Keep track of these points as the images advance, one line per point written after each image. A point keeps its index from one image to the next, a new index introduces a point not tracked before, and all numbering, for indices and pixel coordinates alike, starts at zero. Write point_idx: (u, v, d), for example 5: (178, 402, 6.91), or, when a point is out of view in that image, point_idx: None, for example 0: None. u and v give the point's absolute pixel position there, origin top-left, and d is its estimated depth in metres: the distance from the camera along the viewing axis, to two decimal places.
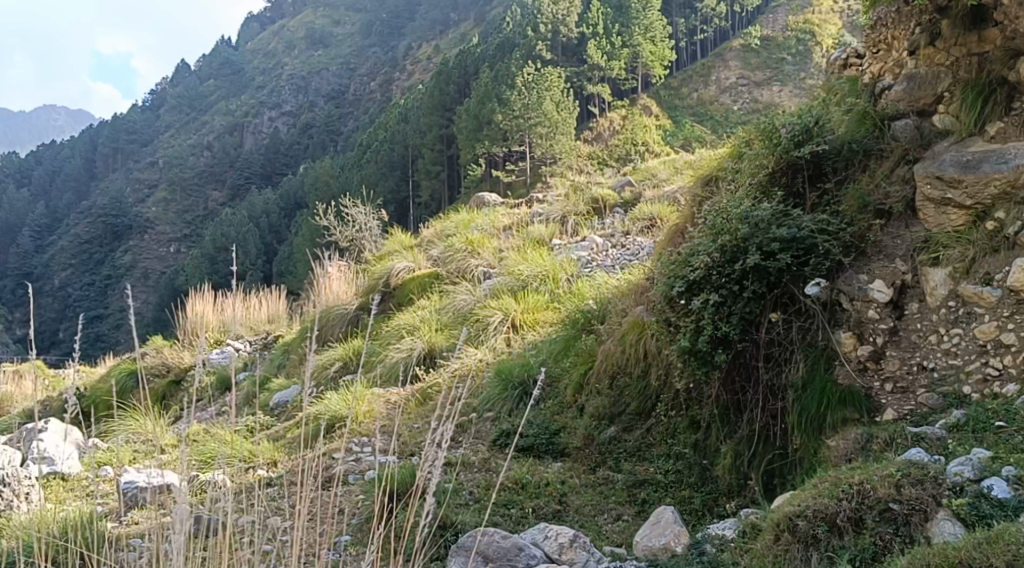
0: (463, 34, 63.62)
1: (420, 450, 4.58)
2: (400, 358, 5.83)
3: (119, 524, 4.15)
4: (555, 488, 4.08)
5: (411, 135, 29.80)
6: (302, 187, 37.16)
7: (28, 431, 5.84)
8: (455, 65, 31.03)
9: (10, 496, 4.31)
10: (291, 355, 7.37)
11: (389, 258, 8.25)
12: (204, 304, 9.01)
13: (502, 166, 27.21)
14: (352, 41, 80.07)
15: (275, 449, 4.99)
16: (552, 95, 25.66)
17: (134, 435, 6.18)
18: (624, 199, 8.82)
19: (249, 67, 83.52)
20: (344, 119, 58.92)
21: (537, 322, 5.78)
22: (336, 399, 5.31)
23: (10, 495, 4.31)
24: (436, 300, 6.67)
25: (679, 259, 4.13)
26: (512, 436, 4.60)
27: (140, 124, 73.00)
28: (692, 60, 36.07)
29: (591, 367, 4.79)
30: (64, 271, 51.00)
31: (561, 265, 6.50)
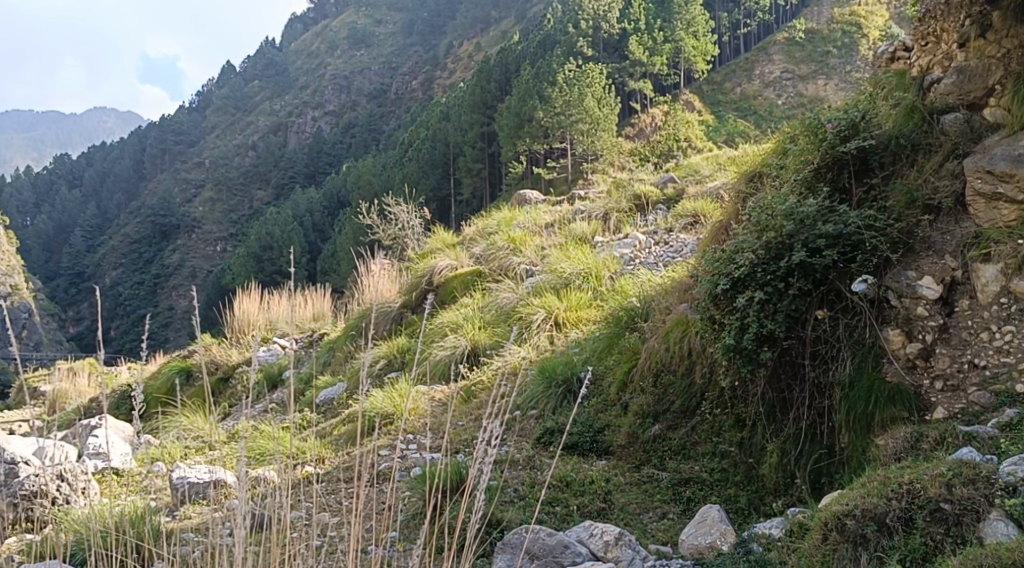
0: (504, 31, 63.68)
1: (466, 447, 4.65)
2: (445, 357, 5.88)
3: (172, 519, 4.25)
4: (599, 486, 4.10)
5: (453, 133, 29.97)
6: (344, 185, 37.58)
7: (85, 427, 6.05)
8: (496, 62, 31.15)
9: (70, 491, 4.47)
10: (336, 353, 7.46)
11: (430, 257, 8.28)
12: (251, 303, 9.17)
13: (543, 164, 27.28)
14: (394, 40, 80.49)
15: (324, 445, 5.10)
16: (593, 92, 25.57)
17: (185, 431, 6.33)
18: (666, 195, 8.77)
19: (293, 68, 84.70)
20: (387, 119, 59.48)
21: (581, 320, 5.78)
22: (381, 396, 5.38)
23: (71, 490, 4.48)
24: (479, 299, 6.71)
25: (723, 256, 4.10)
26: (557, 434, 4.62)
27: (186, 126, 74.54)
28: (734, 54, 35.80)
29: (634, 365, 4.80)
30: (115, 270, 52.54)
31: (603, 263, 6.49)
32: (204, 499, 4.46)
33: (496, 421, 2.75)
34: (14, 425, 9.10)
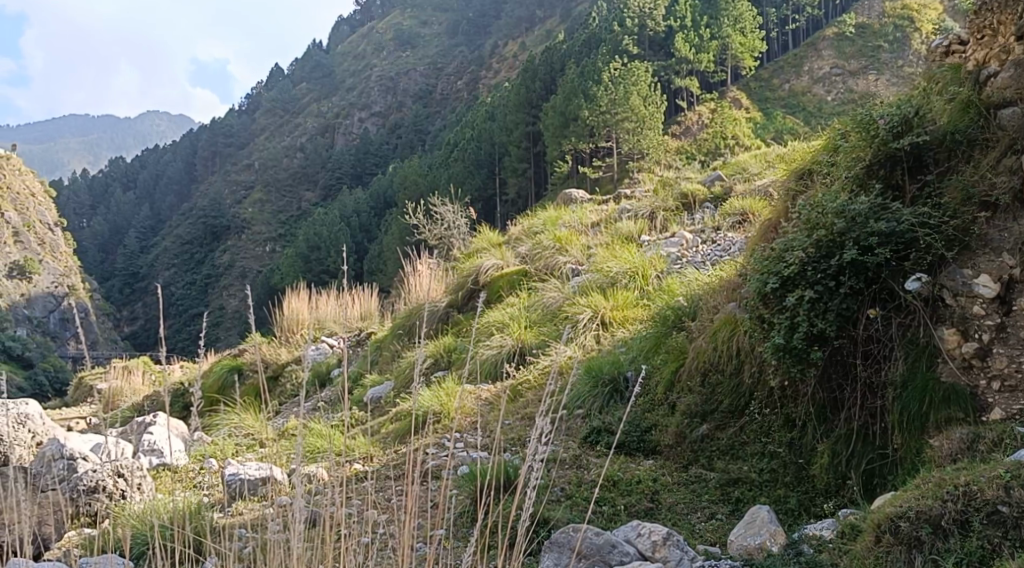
0: (549, 30, 63.58)
1: (513, 445, 4.68)
2: (492, 355, 5.91)
3: (225, 515, 4.32)
4: (646, 487, 4.10)
5: (497, 133, 30.05)
6: (390, 186, 37.88)
7: (141, 424, 6.23)
8: (541, 62, 31.23)
9: (125, 487, 4.60)
10: (384, 351, 7.54)
11: (476, 257, 8.32)
12: (300, 302, 9.30)
13: (588, 163, 27.19)
14: (439, 40, 80.93)
15: (373, 443, 5.18)
16: (639, 90, 25.43)
17: (236, 428, 6.47)
18: (713, 193, 8.68)
19: (340, 70, 85.72)
20: (432, 119, 59.87)
21: (628, 320, 5.77)
22: (429, 394, 5.42)
23: (126, 486, 4.61)
24: (526, 298, 6.73)
25: (772, 254, 4.05)
26: (604, 433, 4.62)
27: (237, 128, 76.00)
28: (782, 51, 35.35)
29: (682, 365, 4.78)
30: (168, 271, 53.82)
31: (650, 261, 6.47)
32: (256, 495, 4.53)
33: (544, 419, 2.72)
34: (72, 422, 9.37)
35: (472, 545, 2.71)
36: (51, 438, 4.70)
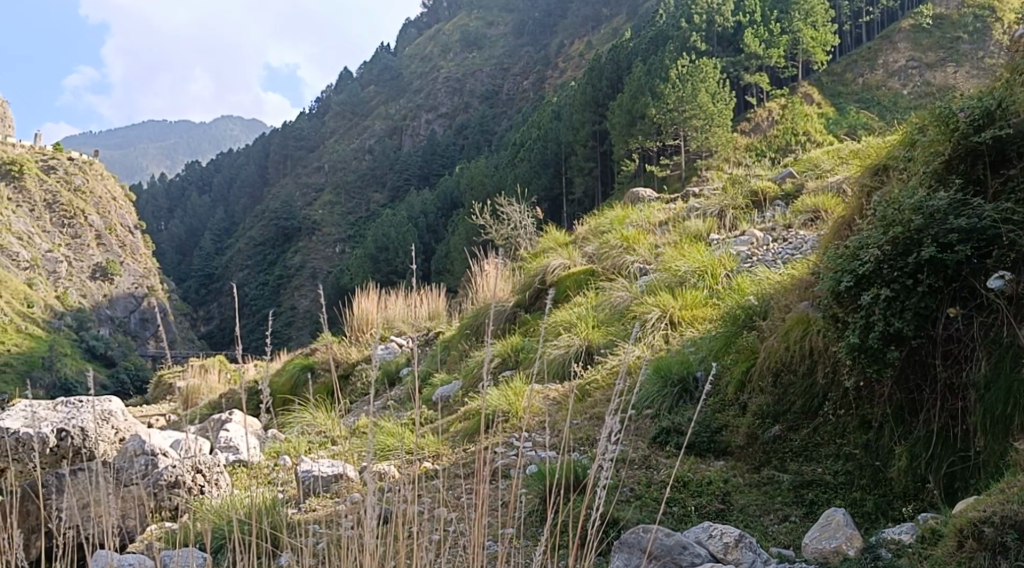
0: (615, 29, 63.24)
1: (580, 446, 4.66)
2: (559, 354, 5.92)
3: (299, 510, 4.42)
4: (717, 487, 4.07)
5: (564, 133, 30.02)
6: (457, 186, 38.18)
7: (217, 422, 6.44)
8: (608, 60, 31.21)
9: (201, 482, 4.76)
10: (452, 350, 7.62)
11: (543, 256, 8.32)
12: (369, 302, 9.47)
13: (655, 162, 27.01)
14: (505, 41, 81.20)
15: (441, 441, 5.24)
16: (708, 86, 25.40)
17: (308, 426, 6.61)
18: (784, 191, 8.54)
19: (407, 72, 86.78)
20: (498, 119, 60.20)
21: (697, 318, 5.72)
22: (497, 394, 5.45)
23: (202, 482, 4.77)
24: (593, 297, 6.72)
25: (847, 253, 3.96)
26: (674, 433, 4.58)
27: (307, 132, 77.68)
28: (856, 44, 34.50)
29: (753, 365, 4.73)
30: (242, 273, 55.40)
31: (719, 260, 6.41)
32: (328, 493, 4.61)
33: (614, 416, 2.64)
34: (152, 418, 9.74)
35: (546, 541, 2.71)
36: (134, 434, 4.91)
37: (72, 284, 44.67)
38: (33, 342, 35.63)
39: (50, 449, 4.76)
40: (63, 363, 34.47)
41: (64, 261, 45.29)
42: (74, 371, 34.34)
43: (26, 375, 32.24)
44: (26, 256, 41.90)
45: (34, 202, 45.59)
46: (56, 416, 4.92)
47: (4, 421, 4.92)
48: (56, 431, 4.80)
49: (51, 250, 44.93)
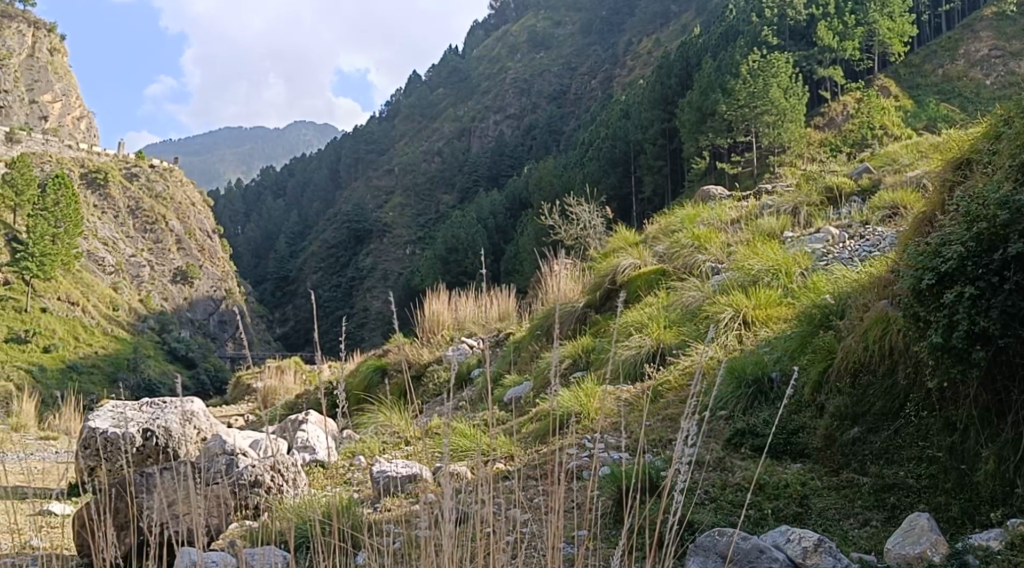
0: (684, 25, 62.52)
1: (651, 448, 4.65)
2: (630, 355, 5.90)
3: (375, 511, 4.49)
4: (796, 490, 4.01)
5: (633, 131, 29.87)
6: (526, 187, 38.41)
7: (295, 422, 6.61)
8: (677, 58, 31.24)
9: (279, 483, 4.88)
10: (523, 351, 7.65)
11: (613, 257, 8.29)
12: (440, 304, 9.57)
13: (726, 158, 26.84)
14: (572, 40, 81.11)
15: (512, 441, 5.27)
16: (780, 82, 24.62)
17: (382, 426, 6.73)
18: (861, 186, 8.36)
19: (475, 74, 87.53)
20: (566, 120, 60.28)
21: (772, 318, 5.63)
22: (568, 394, 5.46)
23: (279, 482, 4.89)
24: (664, 297, 6.67)
25: (927, 249, 3.83)
26: (748, 435, 4.53)
27: (378, 136, 79.08)
28: (936, 34, 33.46)
29: (830, 365, 4.63)
30: (316, 275, 56.88)
31: (794, 259, 6.31)
32: (404, 493, 4.66)
33: (693, 418, 2.58)
34: (232, 418, 10.07)
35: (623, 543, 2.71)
36: (215, 433, 5.09)
37: (154, 288, 46.45)
38: (119, 345, 37.22)
39: (136, 448, 4.97)
40: (147, 364, 35.84)
41: (147, 265, 47.15)
42: (157, 372, 35.63)
43: (113, 376, 33.66)
44: (111, 261, 43.97)
45: (119, 209, 47.54)
46: (141, 416, 5.15)
47: (95, 421, 5.17)
48: (142, 430, 5.02)
49: (135, 255, 46.86)
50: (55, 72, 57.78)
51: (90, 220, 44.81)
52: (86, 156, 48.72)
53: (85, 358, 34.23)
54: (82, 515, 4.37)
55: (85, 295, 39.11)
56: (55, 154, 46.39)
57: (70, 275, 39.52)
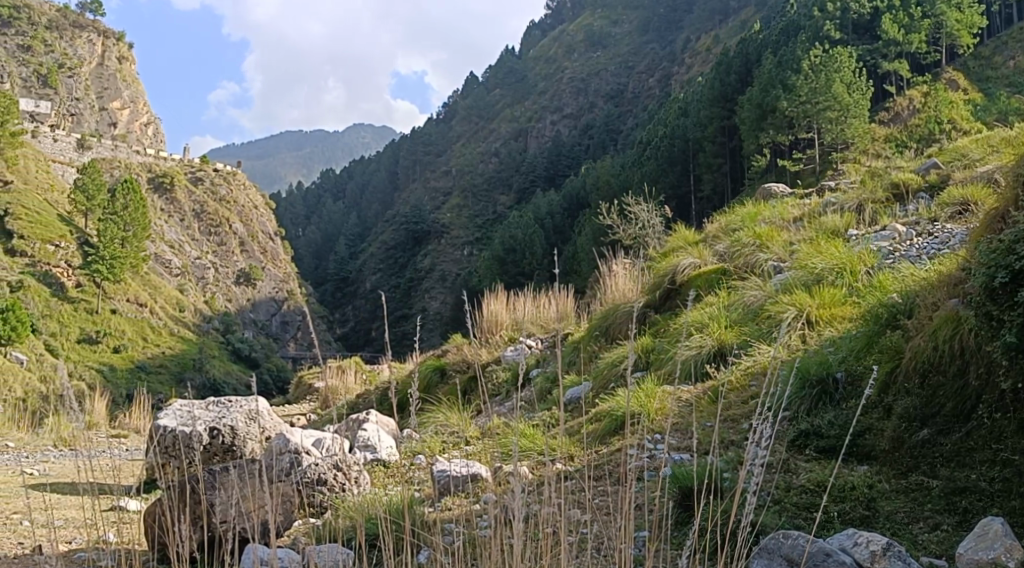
0: (744, 21, 61.66)
1: (712, 448, 4.63)
2: (690, 355, 5.83)
3: (434, 509, 4.53)
4: (861, 493, 3.93)
5: (691, 129, 29.53)
6: (584, 186, 38.37)
7: (355, 421, 6.72)
8: (737, 55, 30.92)
9: (342, 481, 4.96)
10: (581, 352, 7.63)
11: (672, 256, 8.23)
12: (498, 304, 9.59)
13: (787, 156, 26.56)
14: (630, 39, 80.67)
15: (572, 442, 5.27)
16: (843, 77, 23.95)
17: (440, 426, 6.81)
18: (928, 182, 8.14)
19: (531, 74, 87.67)
20: (624, 119, 60.04)
21: (836, 317, 5.54)
22: (628, 395, 5.45)
23: (342, 480, 4.98)
24: (725, 296, 6.58)
25: (999, 246, 3.72)
26: (812, 436, 4.48)
27: (436, 138, 79.83)
28: (1007, 24, 32.37)
29: (898, 365, 4.54)
30: (376, 275, 57.86)
31: (859, 257, 6.18)
32: (463, 492, 4.70)
33: (767, 418, 2.56)
34: (295, 417, 10.31)
35: (692, 538, 2.69)
36: (279, 431, 5.21)
37: (219, 290, 47.66)
38: (184, 345, 38.25)
39: (204, 447, 5.11)
40: (212, 364, 36.73)
41: (211, 267, 48.38)
42: (221, 372, 36.56)
43: (179, 375, 34.55)
44: (177, 264, 45.25)
45: (184, 212, 48.90)
46: (208, 415, 5.31)
47: (163, 419, 5.34)
48: (208, 429, 5.16)
49: (200, 257, 48.09)
50: (124, 80, 59.61)
51: (157, 223, 46.19)
52: (153, 161, 50.20)
53: (153, 358, 35.25)
54: (153, 510, 4.50)
55: (152, 297, 40.35)
56: (124, 160, 48.00)
57: (138, 277, 40.77)
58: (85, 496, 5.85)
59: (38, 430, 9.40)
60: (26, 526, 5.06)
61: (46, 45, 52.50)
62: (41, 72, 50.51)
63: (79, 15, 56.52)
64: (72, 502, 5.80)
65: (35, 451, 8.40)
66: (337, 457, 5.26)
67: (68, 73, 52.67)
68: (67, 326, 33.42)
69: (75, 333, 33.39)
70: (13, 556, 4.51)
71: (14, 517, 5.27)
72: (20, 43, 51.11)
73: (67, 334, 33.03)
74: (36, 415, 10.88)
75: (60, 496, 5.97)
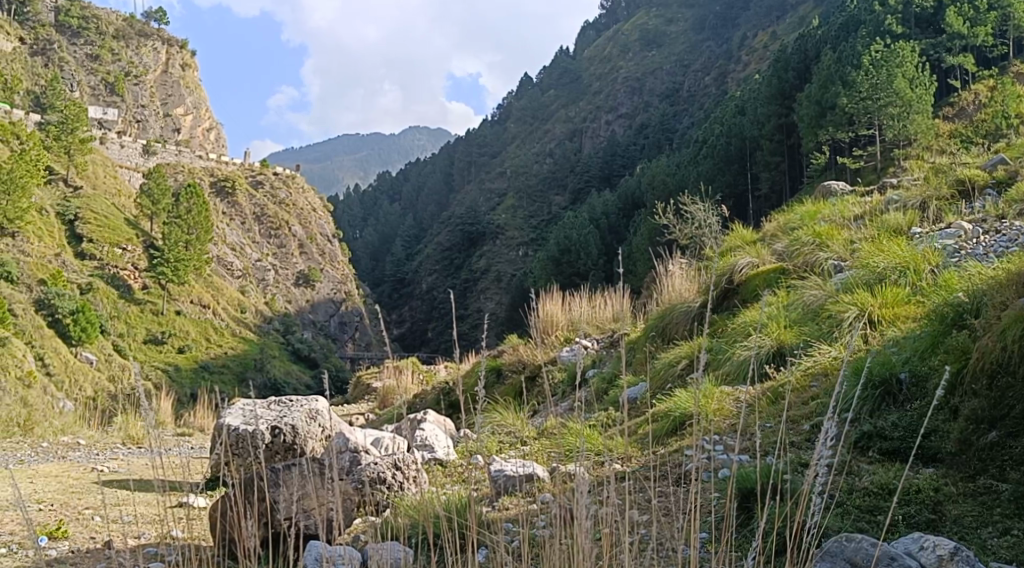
0: (803, 17, 60.69)
1: (772, 449, 4.60)
2: (748, 356, 5.77)
3: (492, 508, 4.58)
4: (928, 496, 3.87)
5: (749, 127, 29.15)
6: (639, 186, 38.18)
7: (412, 420, 6.80)
8: (795, 51, 30.47)
9: (401, 481, 5.04)
10: (638, 351, 7.61)
11: (731, 254, 8.15)
12: (554, 305, 9.60)
13: (847, 153, 26.09)
14: (685, 37, 79.98)
15: (629, 444, 5.27)
16: (905, 72, 23.31)
17: (496, 425, 6.86)
18: (996, 178, 7.93)
19: (586, 74, 87.44)
20: (680, 117, 59.61)
21: (900, 317, 5.43)
22: (686, 396, 5.43)
23: (402, 479, 5.05)
24: (783, 296, 6.50)
25: None
26: (876, 437, 4.43)
27: (491, 138, 80.26)
28: None
29: (964, 365, 4.41)
30: (431, 276, 58.42)
31: (923, 256, 6.06)
32: (521, 492, 4.74)
33: (832, 421, 2.56)
34: (355, 417, 10.53)
35: (757, 539, 2.67)
36: (338, 430, 5.33)
37: (278, 291, 48.66)
38: (246, 346, 39.16)
39: (266, 446, 5.24)
40: (272, 364, 37.56)
41: (271, 269, 49.45)
42: (281, 371, 37.39)
43: (241, 375, 35.35)
44: (238, 266, 46.49)
45: (245, 216, 50.00)
46: (270, 414, 5.45)
47: (227, 417, 5.50)
48: (270, 428, 5.29)
49: (260, 260, 49.19)
50: (187, 86, 61.16)
51: (219, 226, 47.45)
52: (216, 165, 51.44)
53: (216, 358, 36.12)
54: (220, 507, 4.62)
55: (215, 299, 41.42)
56: (188, 165, 49.39)
57: (202, 279, 41.88)
58: (153, 494, 6.05)
59: (108, 428, 9.72)
60: (98, 521, 5.26)
61: (114, 54, 54.18)
62: (109, 80, 52.26)
63: (145, 24, 58.24)
64: (140, 499, 5.99)
65: (107, 448, 8.72)
66: (396, 455, 5.33)
67: (135, 80, 54.29)
68: (134, 327, 34.47)
69: (141, 334, 34.47)
70: (86, 551, 4.69)
71: (86, 512, 5.47)
72: (89, 52, 52.88)
73: (134, 335, 34.12)
74: (106, 413, 11.22)
75: (129, 492, 6.18)
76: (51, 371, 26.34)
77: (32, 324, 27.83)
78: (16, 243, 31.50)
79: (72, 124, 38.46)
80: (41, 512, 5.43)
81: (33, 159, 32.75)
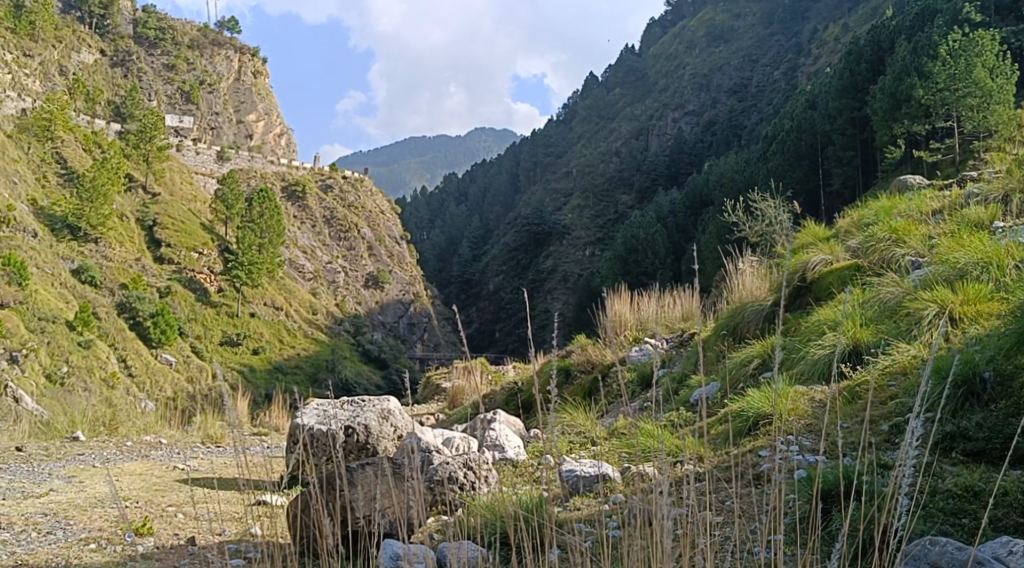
0: (876, 7, 58.90)
1: (849, 450, 4.53)
2: (823, 355, 5.68)
3: (565, 508, 4.61)
4: (1016, 499, 3.76)
5: (819, 121, 28.45)
6: (707, 183, 37.74)
7: (483, 421, 6.88)
8: (868, 43, 29.69)
9: (474, 480, 5.10)
10: (708, 350, 7.56)
11: (802, 251, 8.03)
12: (623, 305, 9.55)
13: (924, 146, 25.30)
14: (753, 31, 78.58)
15: (701, 444, 5.25)
16: (985, 60, 22.15)
17: (566, 425, 6.90)
18: None
19: (652, 71, 86.73)
20: (749, 113, 58.60)
21: (984, 314, 5.26)
22: (758, 395, 5.38)
23: (475, 478, 5.11)
24: (859, 294, 6.36)
25: None
26: (959, 438, 4.33)
27: (556, 137, 80.41)
28: None
29: None
30: (498, 277, 58.82)
31: (1006, 249, 5.83)
32: (593, 493, 4.76)
33: (917, 418, 2.51)
34: (426, 417, 10.73)
35: (839, 540, 2.62)
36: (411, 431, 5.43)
37: (349, 293, 49.62)
38: (318, 346, 40.09)
39: (344, 444, 5.38)
40: (344, 365, 38.32)
41: (342, 271, 50.41)
42: (353, 372, 38.11)
43: (314, 376, 36.16)
44: (309, 268, 47.59)
45: (316, 219, 51.06)
46: (345, 414, 5.60)
47: (304, 417, 5.66)
48: (344, 428, 5.43)
49: (331, 262, 50.23)
50: (259, 93, 62.75)
51: (291, 229, 48.81)
52: (286, 170, 52.88)
53: (289, 359, 37.04)
54: (298, 505, 4.76)
55: (288, 301, 42.47)
56: (261, 170, 50.74)
57: (275, 281, 43.00)
58: (233, 493, 6.26)
59: (188, 426, 10.08)
60: (181, 519, 5.48)
61: (189, 63, 55.94)
62: (185, 89, 54.00)
63: (218, 33, 59.99)
64: (221, 497, 6.21)
65: (188, 446, 9.06)
66: (468, 456, 5.42)
67: (209, 89, 55.98)
68: (211, 329, 35.60)
69: (218, 335, 35.53)
70: (170, 547, 4.88)
71: (171, 510, 5.70)
72: (166, 62, 54.69)
73: (211, 336, 35.21)
74: (187, 413, 11.64)
75: (208, 490, 6.38)
76: (133, 372, 27.46)
77: (115, 327, 28.97)
78: (99, 248, 32.75)
79: (150, 133, 40.34)
80: (130, 508, 5.69)
81: (114, 168, 34.38)
